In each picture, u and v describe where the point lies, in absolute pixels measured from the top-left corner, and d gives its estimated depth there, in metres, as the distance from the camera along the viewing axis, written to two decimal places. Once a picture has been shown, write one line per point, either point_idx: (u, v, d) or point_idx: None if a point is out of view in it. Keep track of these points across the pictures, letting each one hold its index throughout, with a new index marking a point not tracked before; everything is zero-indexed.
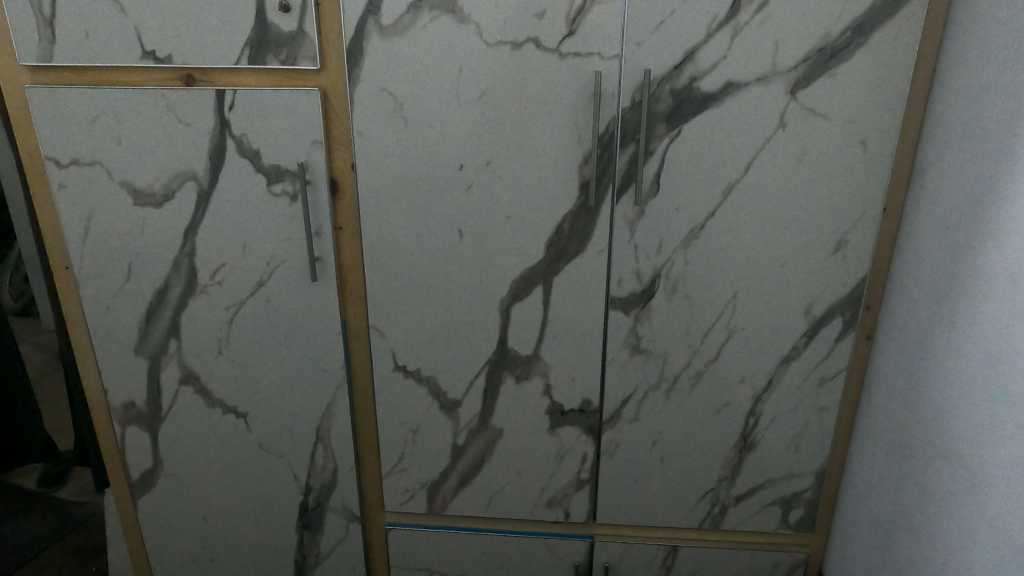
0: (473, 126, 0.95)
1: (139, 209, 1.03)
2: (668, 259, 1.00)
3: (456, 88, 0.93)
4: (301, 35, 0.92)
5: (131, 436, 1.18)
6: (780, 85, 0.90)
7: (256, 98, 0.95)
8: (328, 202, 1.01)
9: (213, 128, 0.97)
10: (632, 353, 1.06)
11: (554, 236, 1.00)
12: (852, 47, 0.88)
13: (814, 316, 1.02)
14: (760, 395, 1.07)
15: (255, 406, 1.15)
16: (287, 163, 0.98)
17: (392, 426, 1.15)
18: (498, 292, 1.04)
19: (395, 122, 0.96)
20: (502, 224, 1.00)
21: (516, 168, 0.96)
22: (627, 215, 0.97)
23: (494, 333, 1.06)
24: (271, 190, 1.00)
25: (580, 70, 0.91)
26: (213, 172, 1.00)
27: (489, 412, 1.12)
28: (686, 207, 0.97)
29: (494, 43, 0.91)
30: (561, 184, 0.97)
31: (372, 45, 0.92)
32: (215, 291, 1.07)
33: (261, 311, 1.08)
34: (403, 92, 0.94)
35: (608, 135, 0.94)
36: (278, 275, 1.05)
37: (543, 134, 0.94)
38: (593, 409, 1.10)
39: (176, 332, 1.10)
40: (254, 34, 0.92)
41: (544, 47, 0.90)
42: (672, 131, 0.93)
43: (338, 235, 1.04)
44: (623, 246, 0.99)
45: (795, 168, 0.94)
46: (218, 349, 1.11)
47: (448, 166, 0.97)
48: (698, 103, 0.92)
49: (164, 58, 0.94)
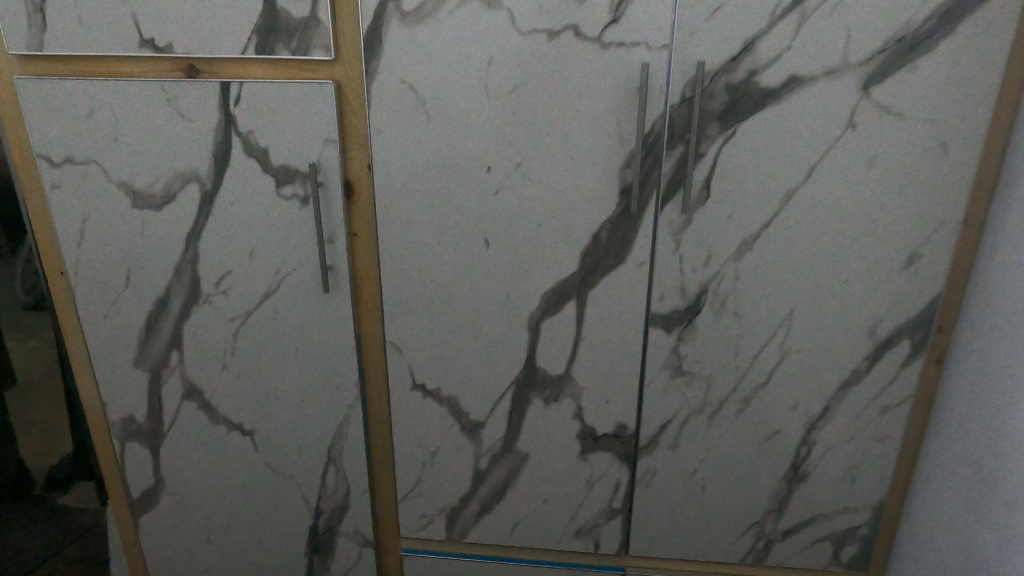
0: (503, 125, 0.86)
1: (138, 213, 0.95)
2: (716, 273, 0.90)
3: (485, 83, 0.84)
4: (314, 21, 0.83)
5: (131, 452, 1.11)
6: (851, 80, 0.80)
7: (263, 92, 0.87)
8: (342, 205, 0.92)
9: (217, 124, 0.89)
10: (673, 376, 0.96)
11: (590, 246, 0.90)
12: (936, 37, 0.77)
13: (877, 339, 0.91)
14: (815, 423, 0.97)
15: (262, 424, 1.07)
16: (297, 163, 0.90)
17: (409, 448, 1.06)
18: (527, 307, 0.95)
19: (416, 119, 0.87)
20: (534, 233, 0.91)
21: (550, 172, 0.87)
22: (672, 224, 0.88)
23: (521, 350, 0.97)
24: (280, 193, 0.91)
25: (624, 62, 0.81)
26: (217, 172, 0.91)
27: (514, 435, 1.03)
28: (739, 217, 0.87)
29: (528, 31, 0.81)
30: (599, 190, 0.87)
31: (392, 33, 0.83)
32: (219, 301, 0.99)
33: (270, 324, 1.00)
34: (425, 86, 0.85)
35: (653, 135, 0.84)
36: (287, 284, 0.97)
37: (581, 134, 0.85)
38: (629, 434, 1.01)
39: (178, 344, 1.02)
40: (261, 22, 0.84)
41: (583, 36, 0.81)
42: (726, 132, 0.83)
43: (353, 242, 0.95)
44: (667, 258, 0.89)
45: (863, 174, 0.83)
46: (223, 364, 1.03)
47: (474, 167, 0.88)
48: (757, 100, 0.81)
49: (164, 47, 0.86)
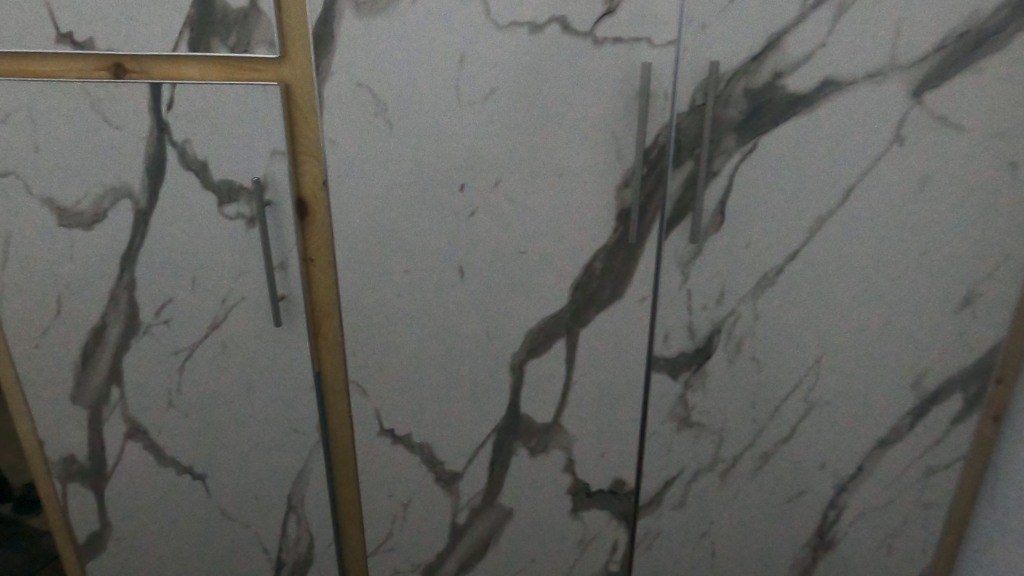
0: (478, 135, 0.72)
1: (65, 231, 0.82)
2: (730, 312, 0.76)
3: (457, 87, 0.71)
4: (254, 12, 0.71)
5: (73, 494, 0.98)
6: (900, 84, 0.65)
7: (199, 95, 0.74)
8: (294, 227, 0.79)
9: (148, 133, 0.76)
10: (679, 428, 0.82)
11: (582, 277, 0.77)
12: (1008, 31, 0.63)
13: (923, 391, 0.77)
14: (846, 485, 0.83)
15: (215, 467, 0.95)
16: (241, 179, 0.77)
17: (378, 499, 0.93)
18: (509, 346, 0.82)
19: (376, 128, 0.74)
20: (516, 261, 0.77)
21: (534, 191, 0.74)
22: (678, 253, 0.74)
23: (504, 394, 0.84)
24: (223, 212, 0.79)
25: (621, 61, 0.68)
26: (152, 188, 0.79)
27: (496, 489, 0.90)
28: (759, 247, 0.73)
29: (506, 24, 0.68)
30: (592, 212, 0.74)
31: (345, 27, 0.70)
32: (161, 332, 0.87)
33: (218, 358, 0.88)
34: (386, 90, 0.72)
35: (656, 149, 0.70)
36: (235, 315, 0.85)
37: (570, 147, 0.72)
38: (627, 491, 0.87)
39: (118, 378, 0.91)
40: (193, 12, 0.71)
41: (572, 30, 0.67)
42: (744, 146, 0.69)
43: (309, 268, 0.82)
44: (673, 293, 0.76)
45: (911, 197, 0.69)
46: (169, 401, 0.91)
47: (445, 185, 0.75)
48: (783, 108, 0.67)
49: (84, 43, 0.73)
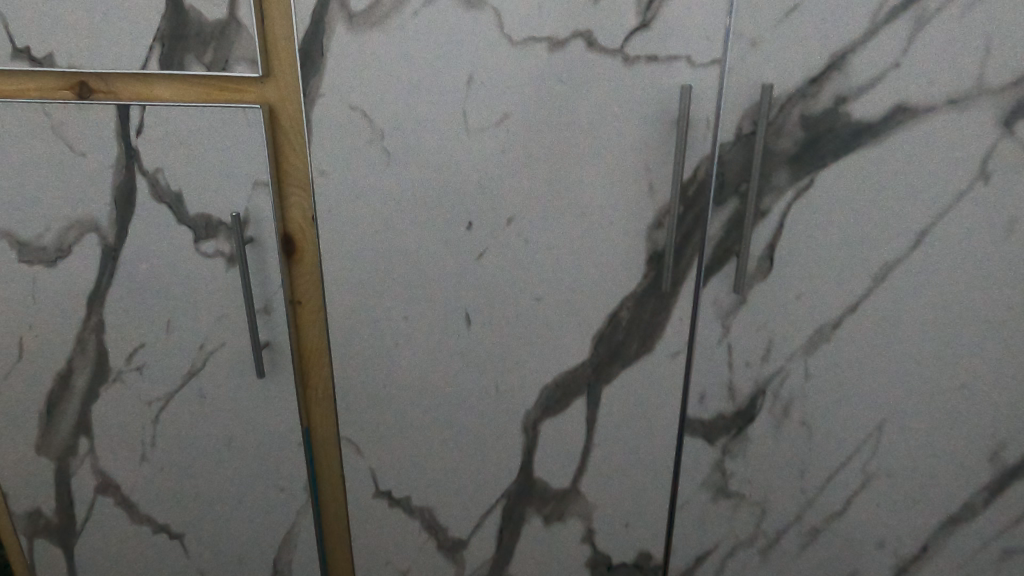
0: (488, 166, 0.63)
1: (27, 268, 0.73)
2: (777, 371, 0.66)
3: (464, 111, 0.62)
4: (234, 25, 0.62)
5: (40, 551, 0.89)
6: (988, 111, 0.55)
7: (172, 119, 0.65)
8: (280, 268, 0.70)
9: (115, 161, 0.68)
10: (716, 498, 0.72)
11: (606, 328, 0.67)
12: None
13: (1003, 465, 0.66)
14: (908, 567, 0.71)
15: (194, 526, 0.85)
16: (219, 212, 0.68)
17: (372, 567, 0.83)
18: (522, 402, 0.72)
19: (371, 157, 0.64)
20: (531, 309, 0.68)
21: (551, 230, 0.64)
22: (718, 304, 0.64)
23: (515, 455, 0.74)
24: (199, 250, 0.70)
25: (654, 83, 0.59)
26: (120, 221, 0.70)
27: (505, 559, 0.80)
28: (813, 298, 0.63)
29: (521, 40, 0.59)
30: (618, 254, 0.64)
31: (336, 42, 0.61)
32: (134, 379, 0.78)
33: (197, 410, 0.78)
34: (383, 114, 0.63)
35: (695, 185, 0.61)
36: (215, 362, 0.75)
37: (594, 181, 0.62)
38: (654, 565, 0.77)
39: (87, 427, 0.82)
40: (164, 26, 0.62)
41: (599, 47, 0.58)
42: (798, 183, 0.59)
43: (297, 311, 0.73)
44: (711, 349, 0.66)
45: (998, 243, 0.58)
46: (142, 454, 0.82)
47: (451, 222, 0.66)
48: (846, 138, 0.57)
49: (43, 59, 0.64)
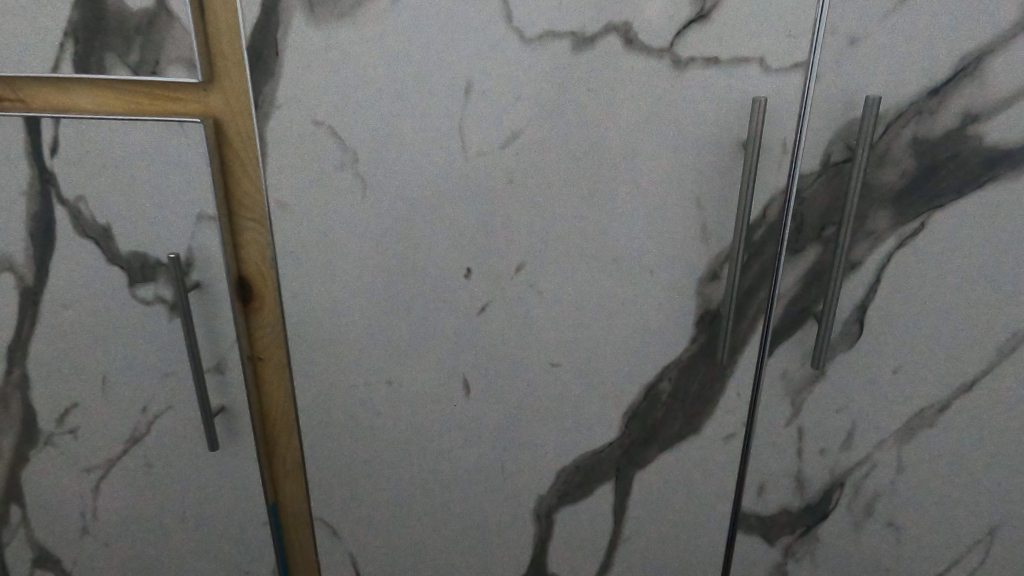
0: (492, 199, 0.49)
1: None
2: (861, 461, 0.51)
3: (461, 129, 0.48)
4: (164, 18, 0.48)
5: None
6: None
7: (93, 136, 0.52)
8: (234, 319, 0.56)
9: (27, 187, 0.54)
10: None
11: (642, 402, 0.53)
12: None
13: None
14: None
15: None
16: (158, 251, 0.55)
17: None
18: (534, 485, 0.58)
19: (342, 185, 0.50)
20: (547, 376, 0.54)
21: (573, 279, 0.50)
22: (788, 376, 0.50)
23: (524, 546, 0.61)
24: (136, 295, 0.57)
25: (712, 94, 0.44)
26: (38, 259, 0.56)
27: None
28: (914, 373, 0.48)
29: (536, 38, 0.44)
30: (660, 312, 0.50)
31: (294, 40, 0.47)
32: (68, 444, 0.64)
33: (144, 480, 0.65)
34: (357, 131, 0.49)
35: (762, 228, 0.46)
36: (163, 426, 0.62)
37: (630, 220, 0.48)
38: None
39: (16, 497, 0.67)
40: (76, 17, 0.48)
41: (640, 47, 0.44)
42: (901, 228, 0.44)
43: (257, 369, 0.60)
44: (776, 432, 0.52)
45: None
46: (83, 528, 0.68)
47: (444, 267, 0.52)
48: (971, 172, 0.43)
49: None
